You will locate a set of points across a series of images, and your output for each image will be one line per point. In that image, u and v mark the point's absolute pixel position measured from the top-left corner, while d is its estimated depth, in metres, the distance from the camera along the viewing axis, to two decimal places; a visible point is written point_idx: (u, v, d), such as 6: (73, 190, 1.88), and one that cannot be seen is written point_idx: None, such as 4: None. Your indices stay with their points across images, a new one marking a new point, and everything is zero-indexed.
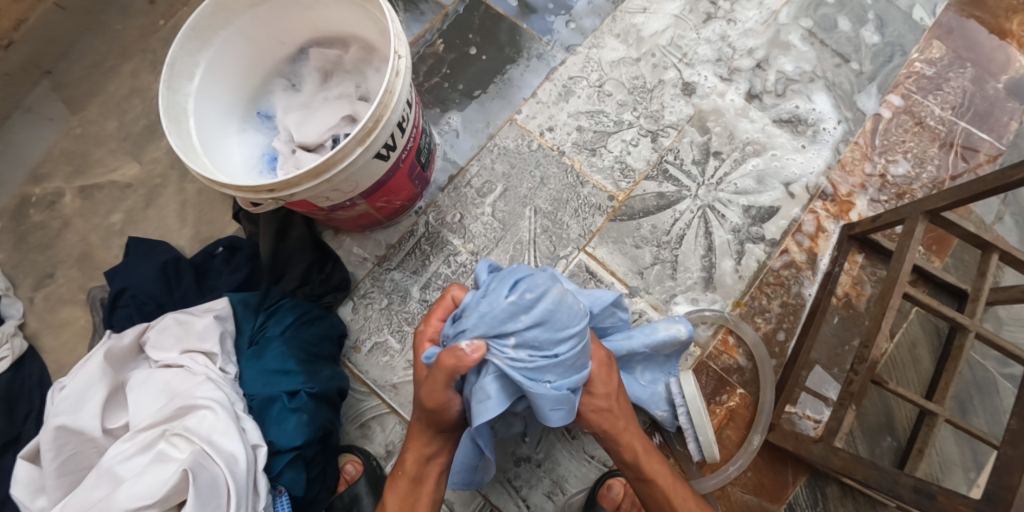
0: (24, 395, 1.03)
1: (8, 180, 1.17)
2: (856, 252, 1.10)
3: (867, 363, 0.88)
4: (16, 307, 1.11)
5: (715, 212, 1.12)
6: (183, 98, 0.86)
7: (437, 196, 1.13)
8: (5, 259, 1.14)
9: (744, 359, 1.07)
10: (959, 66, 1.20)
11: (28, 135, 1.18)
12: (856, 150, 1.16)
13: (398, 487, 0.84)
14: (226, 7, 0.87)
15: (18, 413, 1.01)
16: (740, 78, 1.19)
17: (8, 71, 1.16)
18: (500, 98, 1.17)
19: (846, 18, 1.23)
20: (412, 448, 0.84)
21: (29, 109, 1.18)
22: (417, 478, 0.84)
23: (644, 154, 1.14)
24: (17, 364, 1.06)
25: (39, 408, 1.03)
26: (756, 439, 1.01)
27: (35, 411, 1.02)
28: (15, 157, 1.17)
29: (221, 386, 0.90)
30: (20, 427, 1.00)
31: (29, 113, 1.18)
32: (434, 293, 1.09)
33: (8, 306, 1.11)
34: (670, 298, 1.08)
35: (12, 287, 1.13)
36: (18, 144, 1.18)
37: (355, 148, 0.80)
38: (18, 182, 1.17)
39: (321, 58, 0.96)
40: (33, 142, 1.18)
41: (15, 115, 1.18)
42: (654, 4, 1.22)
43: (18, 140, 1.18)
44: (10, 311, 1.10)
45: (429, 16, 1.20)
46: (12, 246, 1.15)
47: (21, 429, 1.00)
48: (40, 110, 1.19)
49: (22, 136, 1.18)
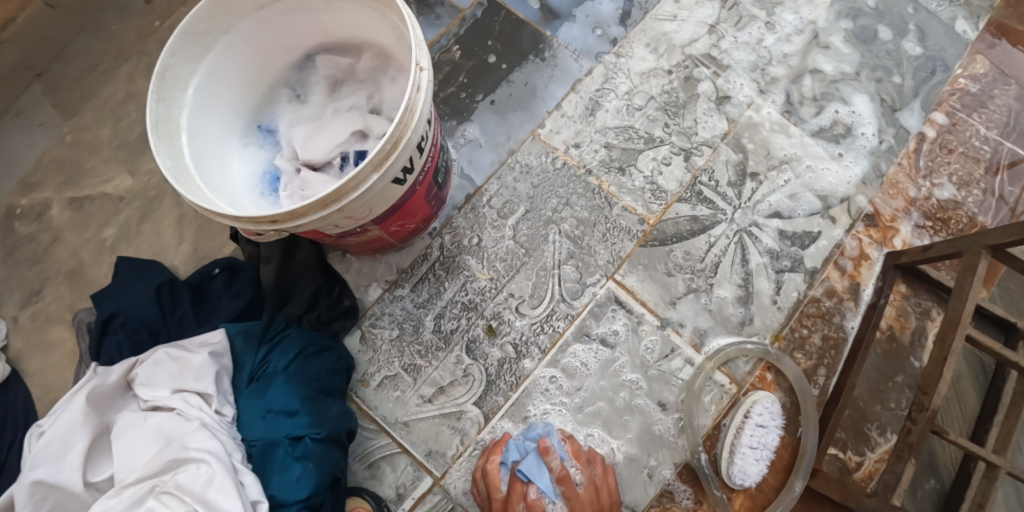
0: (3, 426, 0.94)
1: None
2: (899, 281, 1.03)
3: (928, 413, 0.80)
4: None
5: (751, 237, 1.04)
6: (177, 111, 0.77)
7: (453, 216, 1.04)
8: None
9: (783, 396, 0.99)
10: (1003, 83, 1.13)
11: (18, 141, 1.08)
12: (900, 171, 1.09)
13: None
14: (226, 9, 0.77)
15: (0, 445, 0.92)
16: (776, 89, 1.11)
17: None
18: (522, 109, 1.09)
19: (887, 28, 1.16)
20: None
21: (19, 114, 1.08)
22: None
23: (677, 174, 1.06)
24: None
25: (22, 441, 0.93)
26: (798, 485, 0.93)
27: (18, 444, 0.93)
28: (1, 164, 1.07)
29: (217, 435, 0.80)
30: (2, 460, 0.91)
31: (18, 118, 1.08)
32: (450, 323, 1.00)
33: None
34: (704, 331, 1.01)
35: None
36: (5, 150, 1.07)
37: (370, 174, 0.71)
38: (4, 192, 1.07)
39: (330, 67, 0.87)
40: (21, 148, 1.08)
41: (4, 119, 1.08)
42: (685, 11, 1.14)
43: (7, 147, 1.07)
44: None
45: (446, 20, 1.11)
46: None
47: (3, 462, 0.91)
48: (30, 115, 1.09)
49: (10, 142, 1.08)
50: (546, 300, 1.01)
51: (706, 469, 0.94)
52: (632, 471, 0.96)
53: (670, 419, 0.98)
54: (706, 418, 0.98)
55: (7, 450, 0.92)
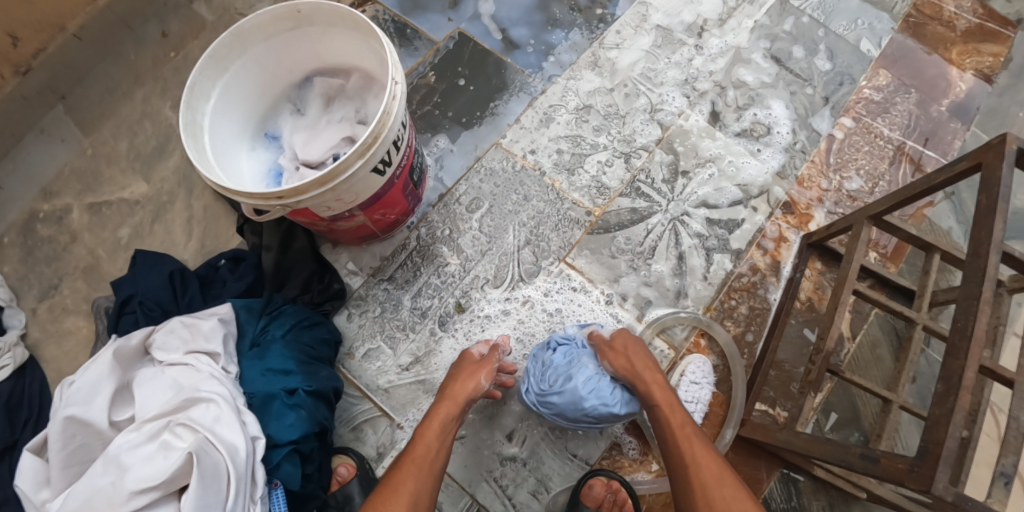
0: (23, 402, 1.07)
1: (17, 196, 1.23)
2: (816, 259, 1.18)
3: (823, 353, 0.95)
4: (19, 319, 1.16)
5: (684, 225, 1.20)
6: (201, 117, 0.95)
7: (428, 212, 1.21)
8: (11, 271, 1.20)
9: (716, 359, 1.13)
10: (904, 92, 1.31)
11: (40, 153, 1.25)
12: (813, 168, 1.26)
13: (429, 436, 0.88)
14: (242, 38, 0.96)
15: (17, 422, 1.04)
16: (705, 100, 1.30)
17: (26, 95, 1.22)
18: (488, 123, 1.27)
19: (800, 47, 1.35)
20: (444, 407, 0.92)
21: (41, 130, 1.25)
22: (433, 453, 0.87)
23: (619, 173, 1.24)
24: (18, 374, 1.10)
25: (37, 418, 1.06)
26: (728, 433, 1.07)
27: (32, 421, 1.05)
28: (25, 175, 1.24)
29: (223, 383, 0.93)
30: (16, 435, 1.03)
31: (42, 134, 1.25)
32: (426, 301, 1.16)
33: (11, 317, 1.15)
34: (645, 304, 1.16)
35: (16, 299, 1.18)
36: (29, 163, 1.24)
37: (356, 160, 0.88)
38: (28, 199, 1.23)
39: (325, 86, 1.06)
40: (44, 160, 1.25)
41: (28, 136, 1.25)
42: (626, 40, 1.34)
43: (31, 159, 1.24)
44: (13, 322, 1.15)
45: (423, 51, 1.31)
46: (17, 259, 1.20)
47: (18, 437, 1.03)
48: (52, 132, 1.26)
49: (33, 155, 1.24)
50: (509, 281, 1.17)
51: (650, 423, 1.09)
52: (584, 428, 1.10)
53: None
54: None
55: (25, 424, 1.05)
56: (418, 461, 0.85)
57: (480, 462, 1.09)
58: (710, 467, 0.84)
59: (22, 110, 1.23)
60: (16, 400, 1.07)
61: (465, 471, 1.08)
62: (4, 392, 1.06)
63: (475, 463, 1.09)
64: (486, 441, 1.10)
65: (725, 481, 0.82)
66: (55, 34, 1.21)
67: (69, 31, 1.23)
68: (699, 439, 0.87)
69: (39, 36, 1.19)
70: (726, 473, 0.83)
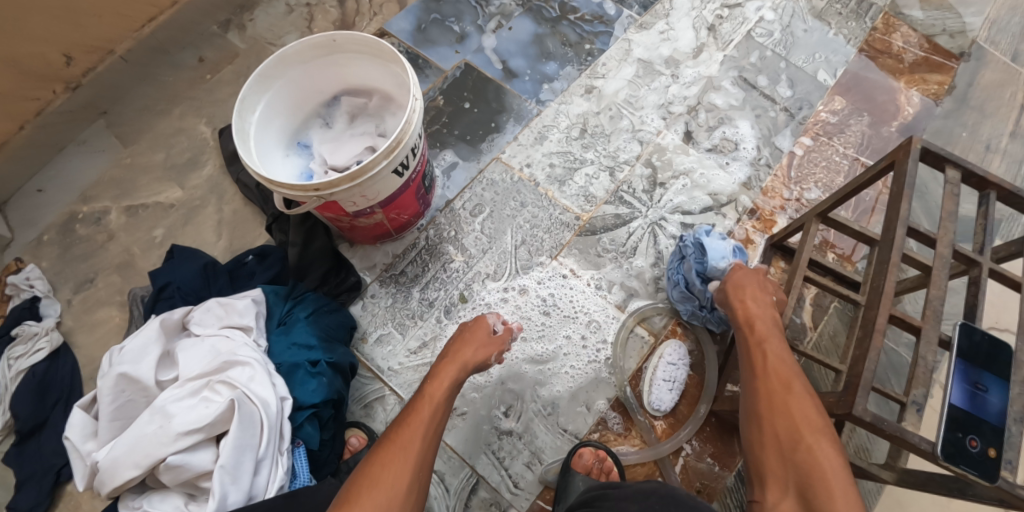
0: (57, 386, 1.22)
1: (59, 200, 1.39)
2: (779, 259, 1.33)
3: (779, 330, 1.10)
4: (55, 308, 1.30)
5: (661, 228, 1.36)
6: (248, 126, 1.11)
7: (436, 216, 1.37)
8: (48, 266, 1.34)
9: (691, 344, 1.26)
10: (857, 115, 1.49)
11: (83, 161, 1.42)
12: (776, 180, 1.42)
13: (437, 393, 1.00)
14: (284, 61, 1.14)
15: (46, 402, 1.19)
16: (679, 121, 1.47)
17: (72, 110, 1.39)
18: (488, 141, 1.44)
19: (763, 76, 1.53)
20: (454, 367, 1.05)
21: (82, 142, 1.43)
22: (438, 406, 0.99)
23: (604, 184, 1.40)
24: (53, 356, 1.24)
25: (65, 399, 1.21)
26: (702, 408, 1.20)
27: (61, 402, 1.20)
28: (68, 181, 1.40)
29: (256, 352, 1.07)
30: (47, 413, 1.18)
31: (82, 145, 1.43)
32: (434, 293, 1.30)
33: (48, 307, 1.30)
34: (628, 295, 1.30)
35: (53, 291, 1.32)
36: (70, 170, 1.41)
37: (382, 160, 1.04)
38: (69, 202, 1.39)
39: (350, 104, 1.23)
40: (86, 168, 1.41)
41: (69, 147, 1.42)
42: (612, 71, 1.52)
43: (74, 167, 1.41)
44: (49, 311, 1.30)
45: (433, 78, 1.49)
46: (55, 255, 1.35)
47: (48, 415, 1.18)
48: (92, 143, 1.43)
49: (74, 162, 1.42)
50: (506, 276, 1.31)
51: (632, 400, 1.21)
52: (573, 406, 1.22)
53: (602, 364, 1.25)
54: (632, 362, 1.25)
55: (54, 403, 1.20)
56: (425, 411, 0.97)
57: (479, 437, 1.21)
58: (780, 373, 0.89)
59: (69, 123, 1.40)
60: (48, 381, 1.21)
61: (465, 445, 1.20)
62: (39, 374, 1.20)
63: (475, 437, 1.21)
64: (484, 417, 1.22)
65: (792, 385, 0.87)
66: (105, 55, 1.37)
67: (117, 54, 1.39)
68: (777, 352, 0.92)
69: (91, 57, 1.35)
70: (796, 379, 0.87)
